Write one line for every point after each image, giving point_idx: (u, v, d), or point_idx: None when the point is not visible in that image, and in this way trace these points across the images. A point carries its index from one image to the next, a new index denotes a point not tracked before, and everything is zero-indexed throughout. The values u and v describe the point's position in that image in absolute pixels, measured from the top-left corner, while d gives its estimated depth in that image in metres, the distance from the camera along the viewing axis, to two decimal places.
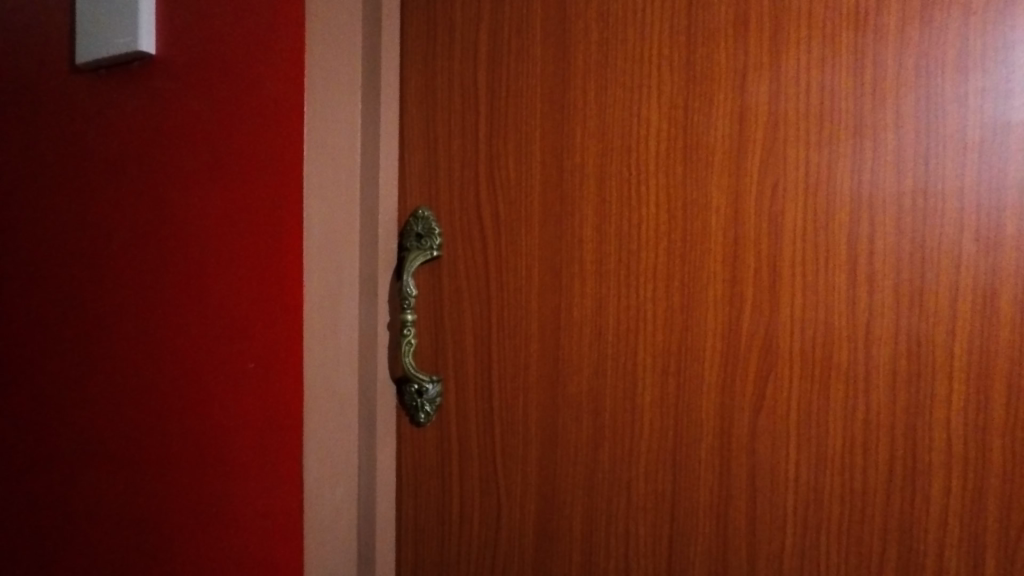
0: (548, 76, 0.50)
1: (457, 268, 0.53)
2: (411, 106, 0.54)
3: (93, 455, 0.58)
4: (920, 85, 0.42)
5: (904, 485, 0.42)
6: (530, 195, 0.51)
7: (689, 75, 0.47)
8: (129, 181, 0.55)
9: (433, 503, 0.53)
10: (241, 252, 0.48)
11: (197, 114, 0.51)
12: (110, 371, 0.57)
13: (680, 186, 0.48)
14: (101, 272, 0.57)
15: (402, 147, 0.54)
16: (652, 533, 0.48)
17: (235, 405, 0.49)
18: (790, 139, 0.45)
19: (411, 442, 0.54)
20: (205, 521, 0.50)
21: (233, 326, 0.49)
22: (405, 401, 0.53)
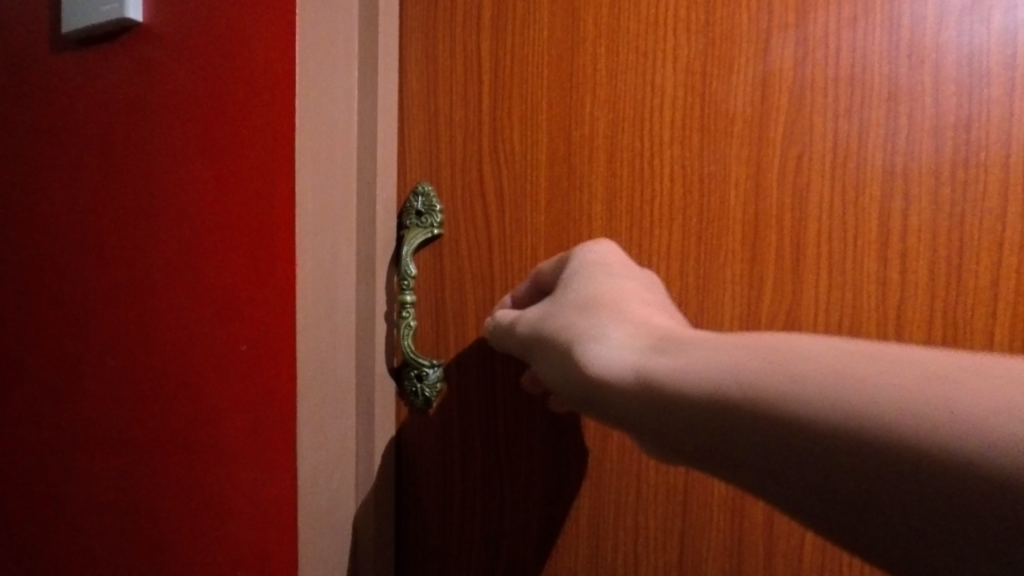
0: (556, 41, 0.47)
1: (459, 247, 0.50)
2: (409, 74, 0.50)
3: (86, 441, 0.57)
4: (963, 46, 0.40)
5: None
6: (537, 170, 0.48)
7: (707, 36, 0.44)
8: (119, 156, 0.53)
9: (434, 492, 0.51)
10: (232, 228, 0.46)
11: (185, 84, 0.48)
12: (102, 354, 0.55)
13: (697, 159, 0.44)
14: (92, 252, 0.55)
15: (401, 118, 0.51)
16: (663, 527, 0.46)
17: (227, 388, 0.47)
18: (816, 106, 0.42)
19: (412, 430, 0.51)
20: (198, 507, 0.49)
21: (227, 308, 0.47)
22: (405, 386, 0.50)
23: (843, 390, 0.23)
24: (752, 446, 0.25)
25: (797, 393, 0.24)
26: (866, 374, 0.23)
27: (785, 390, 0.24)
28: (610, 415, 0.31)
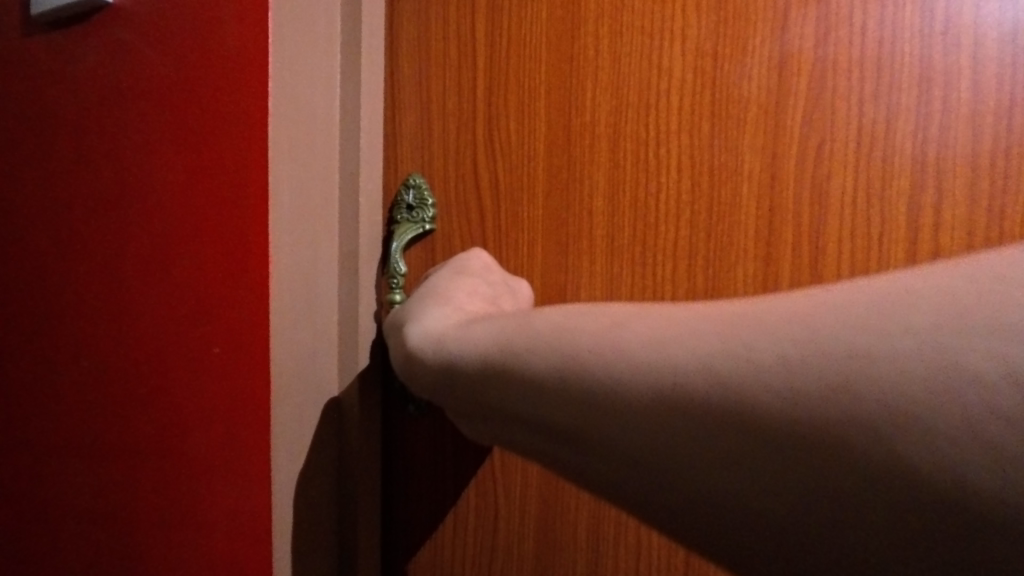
0: (556, 22, 0.43)
1: (453, 243, 0.47)
2: (399, 59, 0.47)
3: (60, 446, 0.54)
4: (1001, 25, 0.36)
5: None
6: (533, 161, 0.44)
7: (720, 15, 0.40)
8: (94, 149, 0.50)
9: (425, 500, 0.48)
10: (203, 223, 0.43)
11: (159, 70, 0.45)
12: (78, 356, 0.52)
13: (708, 148, 0.41)
14: (67, 249, 0.52)
15: (391, 106, 0.47)
16: (666, 545, 0.44)
17: (201, 394, 0.44)
18: (840, 90, 0.39)
19: (402, 438, 0.49)
20: (175, 518, 0.46)
21: (204, 308, 0.44)
22: (397, 392, 0.48)
23: (576, 343, 0.24)
24: (526, 401, 0.25)
25: (547, 346, 0.25)
26: (588, 330, 0.25)
27: (528, 346, 0.26)
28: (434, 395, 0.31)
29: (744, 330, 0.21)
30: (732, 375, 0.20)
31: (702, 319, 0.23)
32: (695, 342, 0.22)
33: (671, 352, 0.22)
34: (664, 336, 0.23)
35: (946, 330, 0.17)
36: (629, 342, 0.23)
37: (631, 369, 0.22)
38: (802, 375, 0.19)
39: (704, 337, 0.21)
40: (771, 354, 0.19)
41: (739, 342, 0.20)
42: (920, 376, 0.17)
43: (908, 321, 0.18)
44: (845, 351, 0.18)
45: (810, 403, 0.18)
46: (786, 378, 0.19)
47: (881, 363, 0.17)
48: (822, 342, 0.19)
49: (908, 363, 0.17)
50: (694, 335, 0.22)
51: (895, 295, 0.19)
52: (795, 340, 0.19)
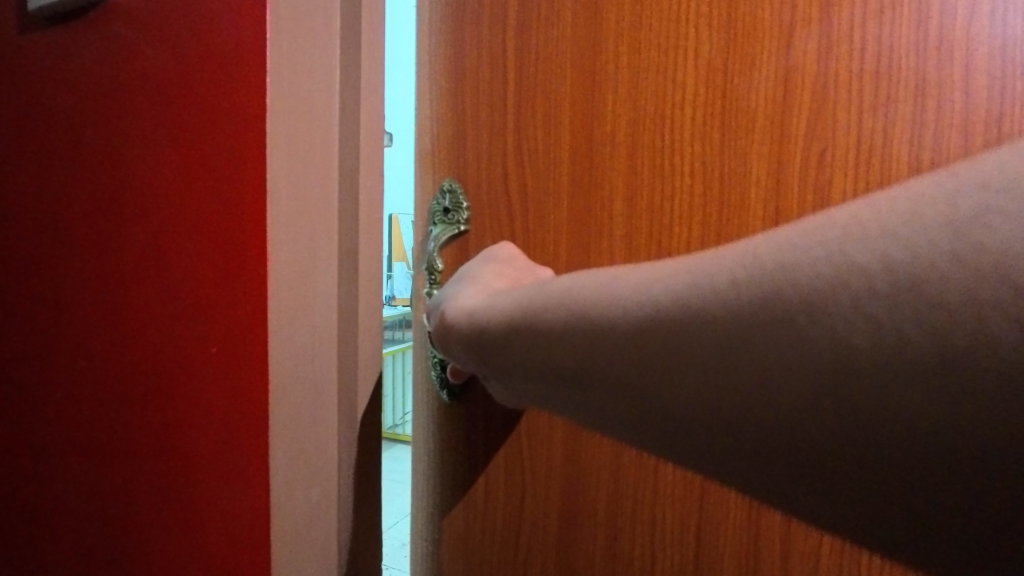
0: (578, 39, 0.47)
1: (484, 242, 0.50)
2: (440, 79, 0.52)
3: (121, 427, 0.59)
4: (994, 37, 0.39)
5: None
6: (558, 167, 0.48)
7: (730, 33, 0.43)
8: (150, 159, 0.55)
9: (458, 474, 0.54)
10: (212, 233, 0.51)
11: (208, 88, 0.49)
12: (139, 350, 0.57)
13: (718, 156, 0.44)
14: (128, 252, 0.57)
15: (432, 121, 0.53)
16: (679, 522, 0.46)
17: (217, 379, 0.51)
18: (840, 102, 0.42)
19: (443, 415, 0.55)
20: (231, 495, 0.51)
21: (253, 300, 0.48)
22: (434, 378, 0.54)
23: (584, 294, 0.30)
24: (548, 346, 0.31)
25: (563, 300, 0.31)
26: (594, 283, 0.30)
27: (548, 302, 0.32)
28: (478, 359, 0.37)
29: (713, 264, 0.26)
30: (703, 300, 0.25)
31: (678, 259, 0.28)
32: (672, 278, 0.27)
33: (655, 290, 0.27)
34: (647, 280, 0.28)
35: (850, 237, 0.22)
36: (623, 288, 0.28)
37: (626, 307, 0.28)
38: (754, 292, 0.23)
39: (680, 276, 0.27)
40: (728, 278, 0.24)
41: (707, 274, 0.25)
42: (829, 275, 0.22)
43: (826, 234, 0.22)
44: (777, 265, 0.23)
45: (759, 315, 0.23)
46: (741, 297, 0.24)
47: (803, 271, 0.22)
48: (768, 264, 0.23)
49: (821, 267, 0.22)
50: (674, 274, 0.27)
51: (825, 222, 0.23)
52: (744, 265, 0.24)
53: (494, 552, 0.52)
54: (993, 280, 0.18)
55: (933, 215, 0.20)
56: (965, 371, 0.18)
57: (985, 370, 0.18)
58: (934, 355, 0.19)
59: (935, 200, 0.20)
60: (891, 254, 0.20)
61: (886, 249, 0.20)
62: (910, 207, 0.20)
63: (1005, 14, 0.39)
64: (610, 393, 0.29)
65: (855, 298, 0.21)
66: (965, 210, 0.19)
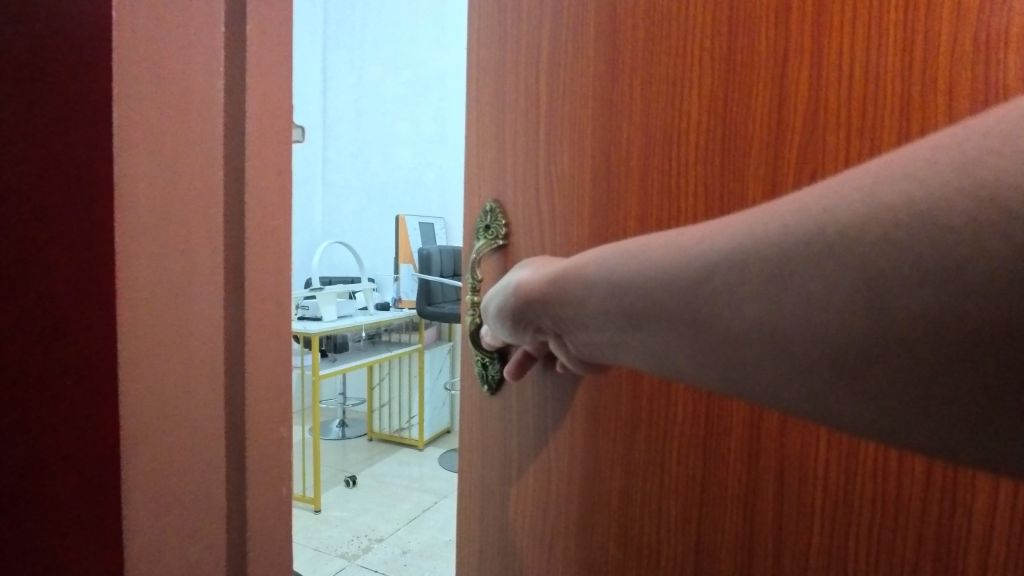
0: (598, 73, 0.53)
1: (519, 254, 0.57)
2: (487, 112, 0.60)
3: None
4: (979, 63, 0.40)
5: (942, 495, 0.41)
6: (583, 186, 0.53)
7: (730, 65, 0.47)
8: None
9: (496, 459, 0.61)
10: None
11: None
12: None
13: (718, 177, 0.48)
14: None
15: (480, 147, 0.61)
16: (682, 514, 0.50)
17: None
18: (831, 126, 0.44)
19: (484, 405, 0.62)
20: None
21: None
22: (478, 374, 0.61)
23: (649, 252, 0.36)
24: (617, 300, 0.38)
25: (629, 259, 0.37)
26: (659, 243, 0.36)
27: (616, 263, 0.38)
28: (555, 319, 0.46)
29: (761, 214, 0.30)
30: (751, 245, 0.30)
31: (735, 215, 0.32)
32: (727, 232, 0.32)
33: (714, 242, 0.32)
34: (707, 235, 0.33)
35: (881, 182, 0.25)
36: (686, 243, 0.34)
37: (689, 259, 0.33)
38: (792, 236, 0.28)
39: (736, 227, 0.31)
40: (775, 226, 0.29)
41: (758, 223, 0.30)
42: (865, 214, 0.25)
43: (863, 180, 0.26)
44: (822, 210, 0.27)
45: (800, 256, 0.28)
46: (783, 240, 0.29)
47: (844, 209, 0.26)
48: (806, 209, 0.28)
49: (855, 207, 0.26)
50: (730, 226, 0.32)
51: (862, 169, 0.27)
52: (786, 214, 0.29)
53: (526, 531, 0.58)
54: (970, 254, 0.22)
55: (950, 158, 0.23)
56: (944, 340, 0.24)
57: (945, 338, 0.24)
58: (925, 327, 0.24)
59: (948, 150, 0.24)
60: (914, 192, 0.24)
61: (910, 189, 0.24)
62: (929, 156, 0.24)
63: (989, 40, 0.39)
64: (667, 339, 0.36)
65: (883, 238, 0.25)
66: (975, 154, 0.23)
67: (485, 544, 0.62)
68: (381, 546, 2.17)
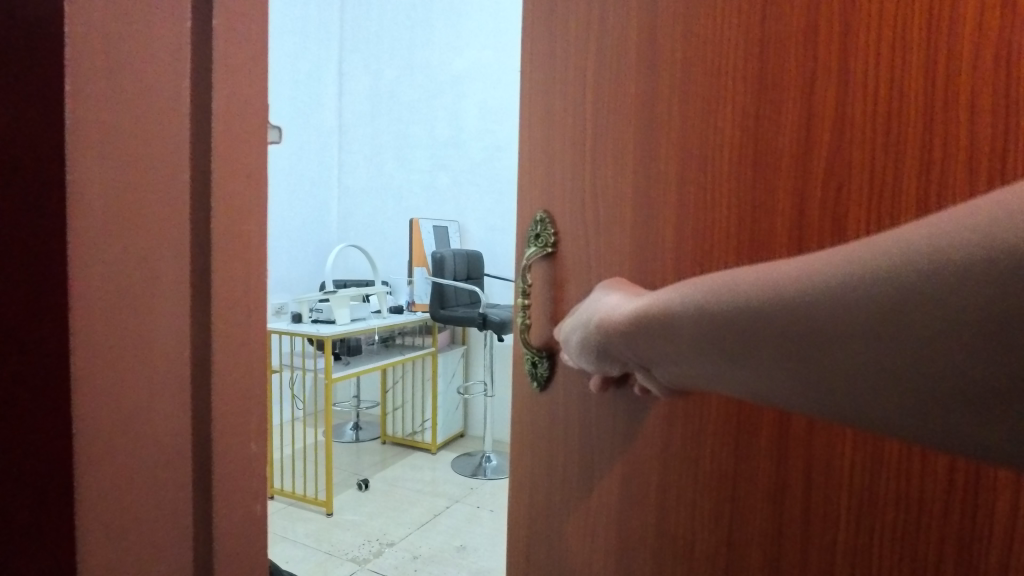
0: (639, 94, 0.56)
1: (566, 261, 0.61)
2: (538, 130, 0.65)
3: None
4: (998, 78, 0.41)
5: (965, 496, 0.42)
6: (623, 199, 0.57)
7: (761, 84, 0.50)
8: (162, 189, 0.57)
9: (542, 454, 0.64)
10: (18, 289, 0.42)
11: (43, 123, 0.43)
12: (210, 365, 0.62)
13: (751, 190, 0.50)
14: None
15: (532, 162, 0.65)
16: (714, 507, 0.53)
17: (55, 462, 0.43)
18: (857, 140, 0.46)
19: (532, 404, 0.66)
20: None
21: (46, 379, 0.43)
22: (528, 372, 0.65)
23: (749, 287, 0.39)
24: (721, 330, 0.41)
25: (728, 292, 0.40)
26: (757, 277, 0.39)
27: (716, 296, 0.41)
28: (652, 347, 0.48)
29: (865, 251, 0.33)
30: (862, 279, 0.33)
31: (835, 249, 0.35)
32: (834, 267, 0.35)
33: (819, 277, 0.35)
34: (811, 269, 0.36)
35: (987, 220, 0.28)
36: (790, 278, 0.37)
37: (798, 292, 0.36)
38: (902, 271, 0.31)
39: (840, 265, 0.34)
40: (885, 262, 0.32)
41: (864, 260, 0.33)
42: (976, 249, 0.29)
43: (969, 220, 0.29)
44: (931, 246, 0.30)
45: (912, 288, 0.31)
46: (896, 275, 0.32)
47: (955, 246, 0.29)
48: (915, 246, 0.31)
49: (963, 243, 0.29)
50: (835, 262, 0.35)
51: (967, 207, 0.30)
52: (895, 251, 0.32)
53: (569, 523, 0.62)
54: None
55: None
56: None
57: None
58: None
59: None
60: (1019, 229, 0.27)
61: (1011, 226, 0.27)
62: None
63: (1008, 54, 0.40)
64: (776, 365, 0.39)
65: (974, 271, 0.29)
66: None
67: (529, 536, 0.66)
68: (392, 551, 2.20)
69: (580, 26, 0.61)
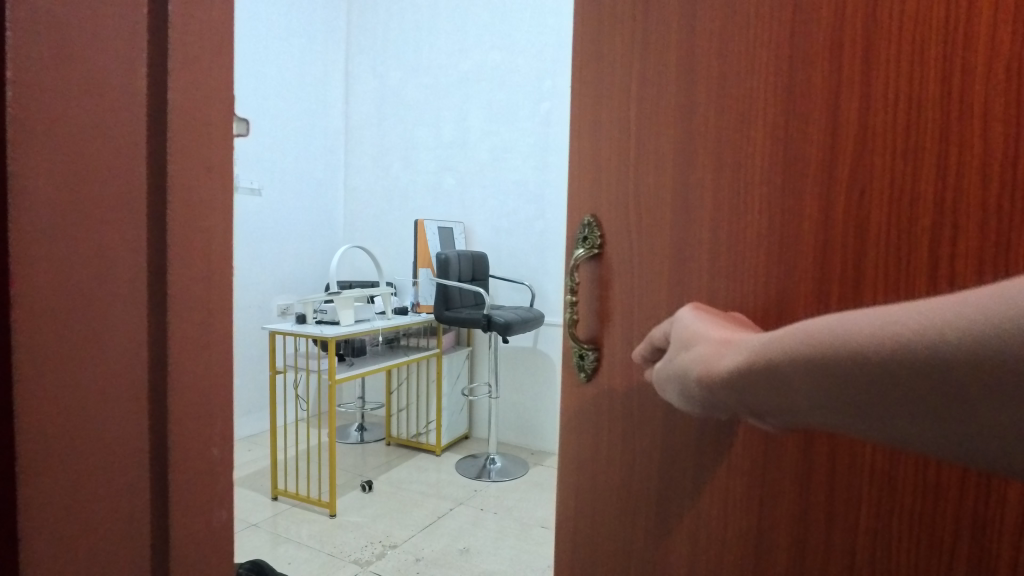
0: (676, 105, 0.60)
1: (610, 262, 0.65)
2: (582, 138, 0.68)
3: None
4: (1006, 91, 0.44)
5: (978, 482, 0.45)
6: (661, 208, 0.61)
7: (789, 97, 0.54)
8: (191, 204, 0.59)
9: (584, 443, 0.68)
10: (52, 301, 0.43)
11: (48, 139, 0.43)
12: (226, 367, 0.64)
13: (780, 195, 0.54)
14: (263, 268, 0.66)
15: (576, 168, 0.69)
16: (745, 491, 0.56)
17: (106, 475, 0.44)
18: (878, 150, 0.50)
19: (575, 396, 0.69)
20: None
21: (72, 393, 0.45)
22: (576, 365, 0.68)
23: (866, 340, 0.36)
24: (843, 386, 0.37)
25: (843, 347, 0.37)
26: (872, 329, 0.36)
27: (829, 349, 0.38)
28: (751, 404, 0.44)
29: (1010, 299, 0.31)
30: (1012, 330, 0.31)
31: (970, 293, 0.33)
32: (975, 316, 0.32)
33: (956, 328, 0.33)
34: (943, 319, 0.33)
35: None
36: (917, 329, 0.34)
37: (934, 346, 0.33)
38: None
39: (979, 316, 0.32)
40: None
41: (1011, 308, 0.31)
42: None
43: None
44: None
45: None
46: None
47: None
48: None
49: None
50: (973, 312, 0.32)
51: None
52: None
53: (610, 507, 0.66)
54: None
55: None
56: None
57: None
58: None
59: None
60: None
61: None
62: None
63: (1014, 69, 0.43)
64: (918, 422, 0.35)
65: None
66: None
67: (572, 520, 0.70)
68: (395, 553, 2.23)
69: (623, 40, 0.64)
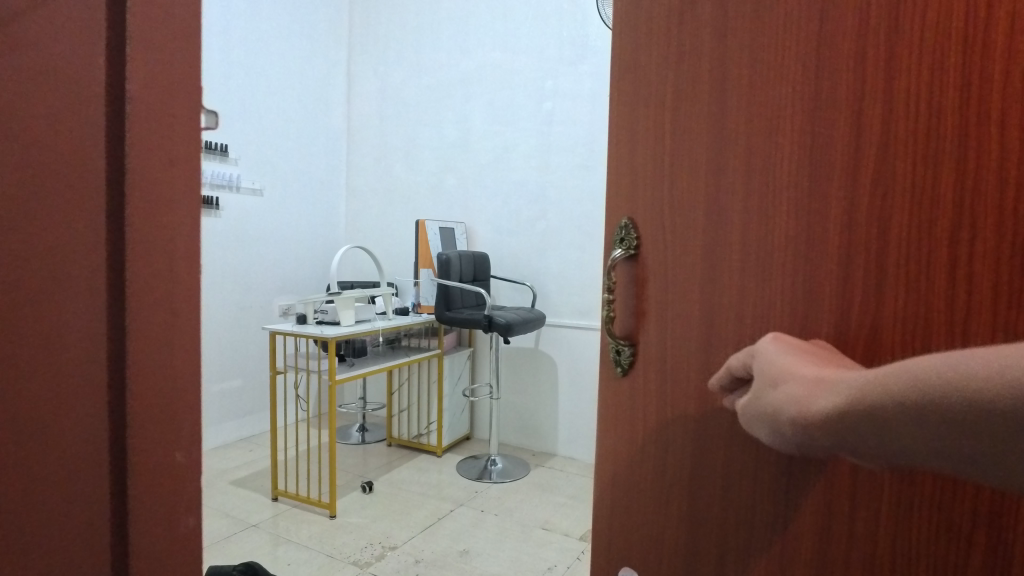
0: (709, 112, 0.62)
1: (645, 262, 0.67)
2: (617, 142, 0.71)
3: None
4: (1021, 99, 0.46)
5: None
6: (693, 212, 0.64)
7: (815, 103, 0.56)
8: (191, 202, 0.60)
9: (618, 436, 0.71)
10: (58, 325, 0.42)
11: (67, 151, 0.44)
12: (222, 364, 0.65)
13: (806, 198, 0.57)
14: None
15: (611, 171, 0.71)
16: (773, 481, 0.59)
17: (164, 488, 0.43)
18: (900, 154, 0.52)
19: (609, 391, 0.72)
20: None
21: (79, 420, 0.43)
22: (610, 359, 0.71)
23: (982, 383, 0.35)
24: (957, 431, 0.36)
25: (956, 391, 0.36)
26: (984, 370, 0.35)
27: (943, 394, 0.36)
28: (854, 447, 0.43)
29: None
30: None
31: None
32: None
33: None
34: None
35: None
36: None
37: None
38: None
39: None
40: None
41: None
42: None
43: None
44: None
45: None
46: None
47: None
48: None
49: None
50: None
51: None
52: None
53: (643, 497, 0.68)
54: None
55: None
56: None
57: None
58: None
59: None
60: None
61: None
62: None
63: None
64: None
65: None
66: None
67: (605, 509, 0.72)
68: (396, 554, 2.26)
69: (659, 48, 0.66)
